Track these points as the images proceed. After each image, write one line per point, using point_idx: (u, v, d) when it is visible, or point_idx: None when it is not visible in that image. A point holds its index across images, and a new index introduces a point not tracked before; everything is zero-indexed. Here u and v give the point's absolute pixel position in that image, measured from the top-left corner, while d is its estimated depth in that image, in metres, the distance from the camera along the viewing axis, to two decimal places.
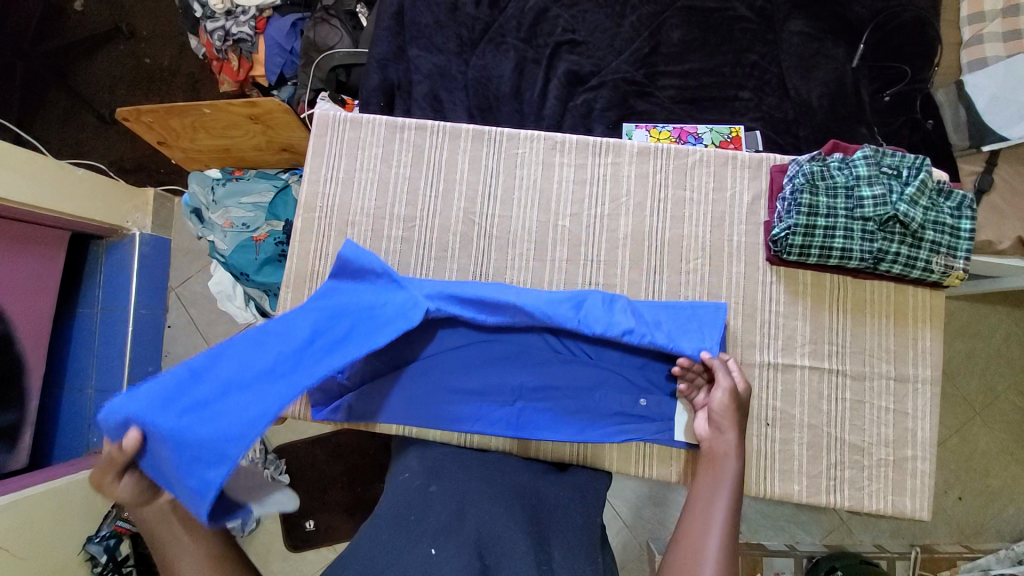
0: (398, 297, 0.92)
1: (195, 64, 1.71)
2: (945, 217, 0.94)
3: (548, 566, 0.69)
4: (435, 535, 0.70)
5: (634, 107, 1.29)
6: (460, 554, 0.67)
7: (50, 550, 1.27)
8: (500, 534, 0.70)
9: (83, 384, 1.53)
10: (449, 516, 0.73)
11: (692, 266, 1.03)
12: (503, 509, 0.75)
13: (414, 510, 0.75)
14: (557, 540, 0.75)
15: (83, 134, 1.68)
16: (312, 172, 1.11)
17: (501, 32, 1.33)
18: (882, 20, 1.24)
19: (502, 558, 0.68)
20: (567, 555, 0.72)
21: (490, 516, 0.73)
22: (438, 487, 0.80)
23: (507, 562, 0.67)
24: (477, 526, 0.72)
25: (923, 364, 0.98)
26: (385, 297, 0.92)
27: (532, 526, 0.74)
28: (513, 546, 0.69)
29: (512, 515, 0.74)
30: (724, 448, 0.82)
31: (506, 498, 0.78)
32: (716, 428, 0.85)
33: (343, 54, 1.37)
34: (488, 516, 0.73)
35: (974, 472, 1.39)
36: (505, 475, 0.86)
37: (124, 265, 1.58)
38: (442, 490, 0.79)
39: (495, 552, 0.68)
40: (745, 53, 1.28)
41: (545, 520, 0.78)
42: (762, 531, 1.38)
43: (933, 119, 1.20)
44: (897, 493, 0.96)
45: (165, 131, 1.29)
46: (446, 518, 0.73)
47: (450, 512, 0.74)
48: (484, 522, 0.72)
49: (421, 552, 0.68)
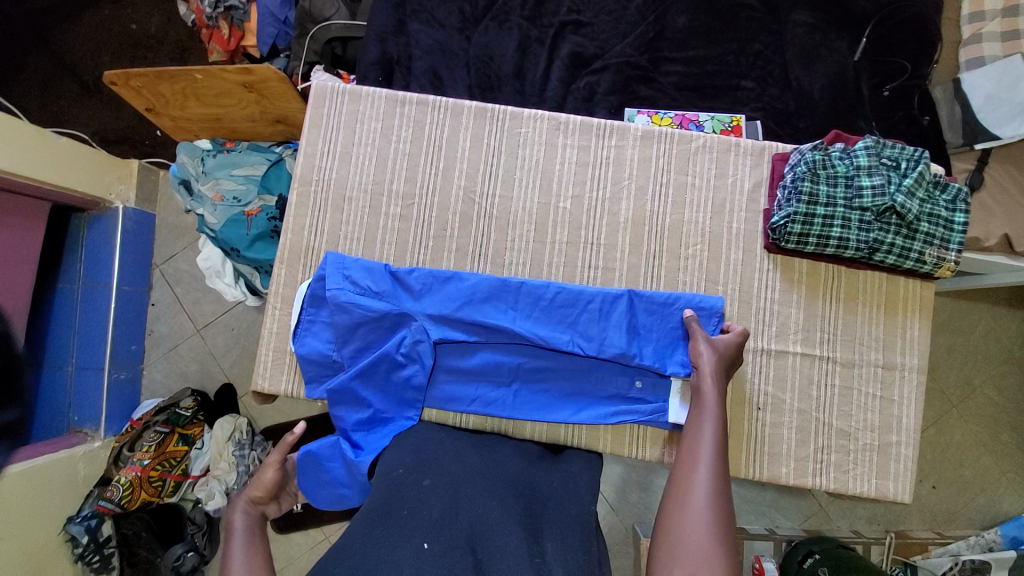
0: (412, 327, 0.96)
1: (183, 32, 1.64)
2: (939, 210, 0.96)
3: (542, 560, 0.66)
4: (426, 530, 0.68)
5: (637, 92, 1.28)
6: (452, 551, 0.66)
7: (31, 531, 1.26)
8: (496, 530, 0.69)
9: (63, 362, 1.47)
10: (443, 510, 0.71)
11: (691, 252, 1.03)
12: (498, 504, 0.73)
13: (406, 502, 0.73)
14: (553, 530, 0.73)
15: (61, 102, 1.60)
16: (307, 146, 1.08)
17: (505, 10, 1.31)
18: (885, 15, 1.24)
19: (494, 555, 0.66)
20: (562, 547, 0.70)
21: (483, 512, 0.71)
22: (431, 481, 0.77)
23: (498, 557, 0.65)
24: (471, 521, 0.70)
25: (911, 353, 1.00)
26: (399, 334, 0.96)
27: (529, 520, 0.73)
28: (508, 542, 0.67)
29: (507, 509, 0.72)
30: (705, 384, 0.86)
31: (501, 491, 0.76)
32: (696, 369, 0.88)
33: (338, 26, 1.32)
34: (483, 511, 0.72)
35: (948, 462, 1.44)
36: (502, 465, 0.85)
37: (103, 241, 1.53)
38: (435, 484, 0.76)
39: (487, 547, 0.67)
40: (750, 42, 1.27)
41: (540, 513, 0.76)
42: (744, 515, 1.42)
43: (929, 116, 1.20)
44: (880, 478, 0.98)
45: (153, 96, 1.25)
46: (439, 513, 0.71)
47: (443, 505, 0.72)
48: (477, 517, 0.71)
49: (412, 547, 0.66)
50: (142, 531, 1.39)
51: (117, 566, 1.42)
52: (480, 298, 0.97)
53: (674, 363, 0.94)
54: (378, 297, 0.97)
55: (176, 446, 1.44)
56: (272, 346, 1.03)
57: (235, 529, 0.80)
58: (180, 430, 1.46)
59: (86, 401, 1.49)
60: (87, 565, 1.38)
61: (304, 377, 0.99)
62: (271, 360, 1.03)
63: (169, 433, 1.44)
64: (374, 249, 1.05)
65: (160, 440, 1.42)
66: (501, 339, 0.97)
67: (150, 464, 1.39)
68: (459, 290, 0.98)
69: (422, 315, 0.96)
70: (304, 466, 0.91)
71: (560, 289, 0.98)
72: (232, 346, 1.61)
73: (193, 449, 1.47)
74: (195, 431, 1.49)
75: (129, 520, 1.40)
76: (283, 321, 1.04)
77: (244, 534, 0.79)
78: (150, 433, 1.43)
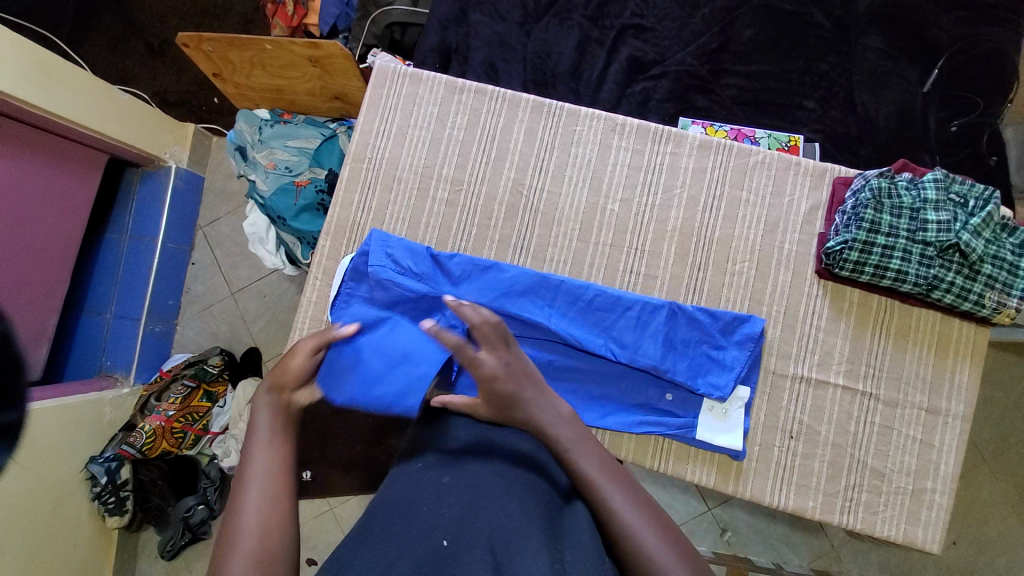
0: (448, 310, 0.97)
1: (249, 5, 1.69)
2: (1006, 253, 0.91)
3: (562, 566, 0.62)
4: (446, 527, 0.65)
5: (693, 102, 1.26)
6: (471, 550, 0.61)
7: (56, 465, 1.31)
8: (516, 533, 0.64)
9: (103, 308, 1.55)
10: (462, 509, 0.68)
11: (738, 268, 1.01)
12: (519, 506, 0.69)
13: (425, 499, 0.71)
14: (576, 537, 0.68)
15: (129, 61, 1.67)
16: (365, 123, 1.10)
17: (568, 8, 1.30)
18: (962, 47, 1.18)
19: (515, 556, 0.61)
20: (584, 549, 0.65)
21: (503, 514, 0.67)
22: (451, 478, 0.75)
23: (522, 560, 0.60)
24: (491, 522, 0.66)
25: (958, 399, 0.96)
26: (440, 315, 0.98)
27: (552, 523, 0.69)
28: (528, 545, 0.63)
29: (528, 513, 0.69)
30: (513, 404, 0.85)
31: (522, 492, 0.72)
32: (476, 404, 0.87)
33: (400, 12, 1.34)
34: (504, 513, 0.67)
35: (973, 519, 1.37)
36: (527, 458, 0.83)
37: (155, 197, 1.59)
38: (455, 480, 0.74)
39: (509, 549, 0.62)
40: (816, 62, 1.23)
41: (561, 518, 0.71)
42: (751, 545, 1.38)
43: (996, 156, 1.15)
44: (910, 523, 0.94)
45: (221, 61, 1.29)
46: (457, 511, 0.68)
47: (463, 505, 0.69)
48: (497, 518, 0.66)
49: (431, 545, 0.63)
50: (157, 479, 1.47)
51: (129, 510, 1.45)
52: (518, 291, 0.98)
53: (710, 384, 0.93)
54: (418, 279, 0.98)
55: (200, 401, 1.49)
56: (310, 316, 1.05)
57: (259, 429, 0.75)
58: (206, 386, 1.51)
59: (121, 348, 1.54)
60: (102, 505, 1.41)
61: None
62: (307, 328, 1.05)
63: (196, 388, 1.49)
64: (418, 232, 1.06)
65: (186, 394, 1.47)
66: (535, 334, 0.97)
67: (175, 415, 1.44)
68: (498, 280, 0.99)
69: (459, 301, 0.97)
70: (331, 362, 0.91)
71: (599, 292, 0.98)
72: (262, 313, 1.65)
73: (215, 407, 1.51)
74: (219, 389, 1.52)
75: (145, 467, 1.48)
76: (323, 292, 1.06)
77: (268, 438, 0.74)
78: (178, 386, 1.48)
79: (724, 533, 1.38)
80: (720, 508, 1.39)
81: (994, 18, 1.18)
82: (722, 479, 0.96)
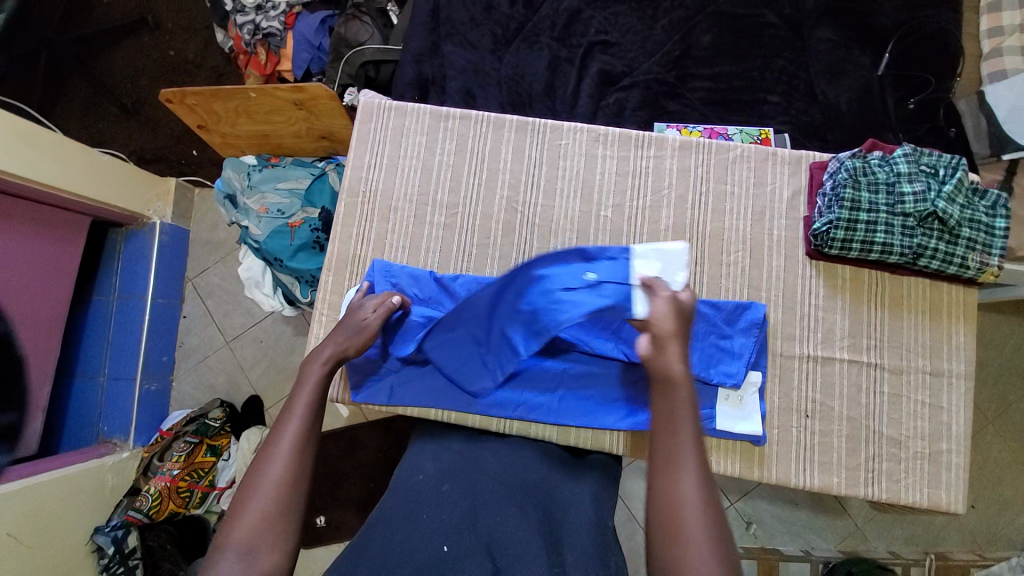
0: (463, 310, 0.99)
1: (220, 58, 1.72)
2: (980, 215, 0.96)
3: (562, 567, 0.61)
4: (446, 532, 0.63)
5: (665, 107, 1.31)
6: (472, 554, 0.60)
7: (55, 542, 1.24)
8: (514, 538, 0.63)
9: (95, 372, 1.52)
10: (463, 515, 0.66)
11: (733, 258, 1.04)
12: (518, 511, 0.67)
13: (426, 507, 0.68)
14: (573, 539, 0.67)
15: (104, 124, 1.68)
16: (355, 158, 1.12)
17: (536, 31, 1.36)
18: (904, 32, 1.27)
19: (515, 562, 0.60)
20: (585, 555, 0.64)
21: (502, 519, 0.66)
22: (450, 486, 0.72)
23: (520, 562, 0.60)
24: (489, 527, 0.65)
25: (957, 359, 1.00)
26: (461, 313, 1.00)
27: (551, 528, 0.67)
28: (526, 552, 0.61)
29: (528, 518, 0.67)
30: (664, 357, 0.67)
31: (521, 498, 0.71)
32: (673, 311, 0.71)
33: (373, 50, 1.38)
34: (502, 520, 0.66)
35: (986, 479, 1.39)
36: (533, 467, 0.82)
37: (141, 254, 1.57)
38: (454, 489, 0.71)
39: (507, 553, 0.61)
40: (774, 58, 1.31)
41: (562, 525, 0.69)
42: (778, 535, 1.37)
43: (955, 128, 1.22)
44: (933, 487, 0.96)
45: (207, 114, 1.32)
46: (457, 517, 0.66)
47: (462, 511, 0.67)
48: (497, 524, 0.65)
49: (431, 550, 0.61)
50: (166, 543, 1.39)
51: None
52: None
53: (722, 373, 0.96)
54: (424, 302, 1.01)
55: (204, 456, 1.44)
56: None
57: (306, 385, 0.76)
58: (209, 441, 1.46)
59: (117, 412, 1.50)
60: None
61: (350, 382, 1.00)
62: None
63: (198, 444, 1.44)
64: (419, 257, 1.08)
65: (189, 450, 1.43)
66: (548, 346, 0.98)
67: (179, 474, 1.40)
68: None
69: None
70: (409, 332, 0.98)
71: None
72: (260, 358, 1.63)
73: (220, 461, 1.46)
74: (223, 442, 1.48)
75: (154, 532, 1.41)
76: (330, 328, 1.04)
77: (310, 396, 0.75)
78: (180, 443, 1.43)
79: (750, 527, 1.38)
80: (741, 501, 1.39)
81: (931, 3, 1.27)
82: (747, 466, 0.97)
